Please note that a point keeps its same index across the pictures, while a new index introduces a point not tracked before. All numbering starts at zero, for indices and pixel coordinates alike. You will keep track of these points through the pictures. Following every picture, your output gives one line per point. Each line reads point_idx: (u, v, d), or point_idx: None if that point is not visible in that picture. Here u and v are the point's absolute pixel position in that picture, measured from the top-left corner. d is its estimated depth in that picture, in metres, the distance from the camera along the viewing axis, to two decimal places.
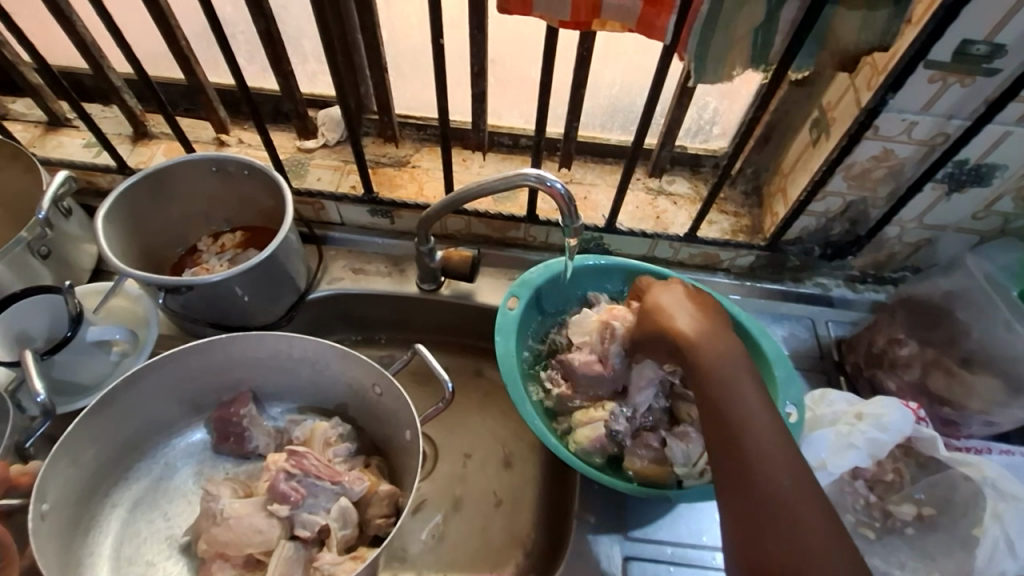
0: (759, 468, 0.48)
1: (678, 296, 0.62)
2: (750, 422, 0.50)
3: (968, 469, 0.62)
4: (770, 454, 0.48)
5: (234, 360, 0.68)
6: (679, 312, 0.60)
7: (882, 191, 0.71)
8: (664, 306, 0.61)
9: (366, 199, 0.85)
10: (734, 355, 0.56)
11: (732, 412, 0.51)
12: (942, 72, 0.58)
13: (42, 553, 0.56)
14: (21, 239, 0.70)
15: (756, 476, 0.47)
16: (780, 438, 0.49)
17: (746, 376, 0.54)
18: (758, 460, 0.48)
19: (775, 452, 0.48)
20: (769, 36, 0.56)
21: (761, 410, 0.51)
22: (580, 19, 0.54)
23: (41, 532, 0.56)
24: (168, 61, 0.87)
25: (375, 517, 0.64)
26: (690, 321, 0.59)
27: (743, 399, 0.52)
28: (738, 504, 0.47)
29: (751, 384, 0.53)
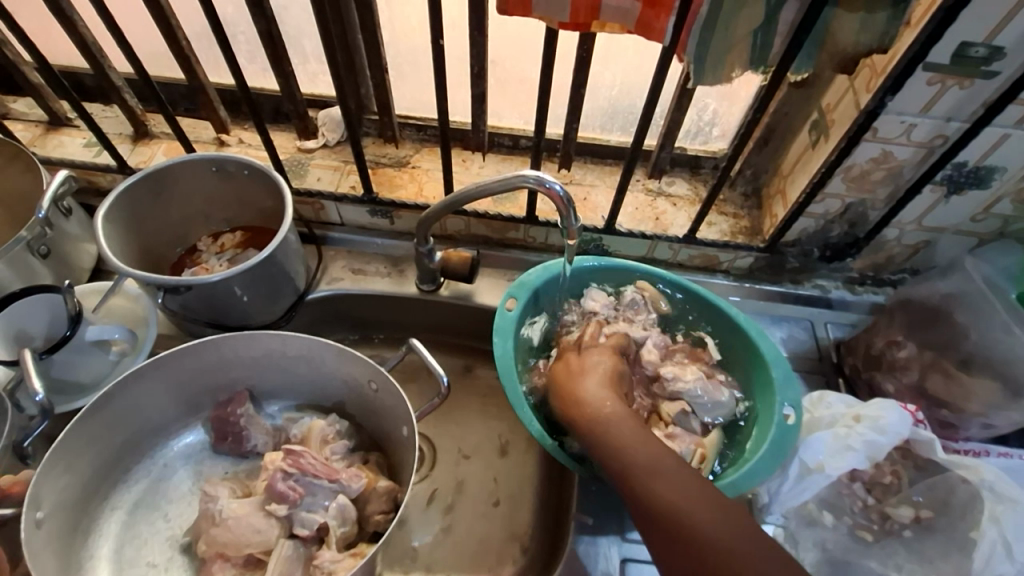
0: (690, 530, 0.48)
1: (578, 371, 0.64)
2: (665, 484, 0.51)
3: (966, 471, 0.61)
4: (694, 510, 0.49)
5: (230, 360, 0.68)
6: (584, 386, 0.62)
7: (881, 193, 0.72)
8: (571, 385, 0.63)
9: (366, 199, 0.85)
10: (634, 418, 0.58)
11: (648, 481, 0.52)
12: (940, 75, 0.58)
13: (39, 558, 0.55)
14: (22, 239, 0.70)
15: (689, 536, 0.47)
16: (697, 490, 0.50)
17: (638, 438, 0.56)
18: (687, 519, 0.48)
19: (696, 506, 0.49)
20: (768, 38, 0.56)
21: (673, 468, 0.52)
22: (579, 20, 0.54)
23: (38, 538, 0.56)
24: (169, 60, 0.87)
25: (374, 512, 0.64)
26: (596, 394, 0.61)
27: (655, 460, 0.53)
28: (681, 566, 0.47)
29: (654, 443, 0.55)
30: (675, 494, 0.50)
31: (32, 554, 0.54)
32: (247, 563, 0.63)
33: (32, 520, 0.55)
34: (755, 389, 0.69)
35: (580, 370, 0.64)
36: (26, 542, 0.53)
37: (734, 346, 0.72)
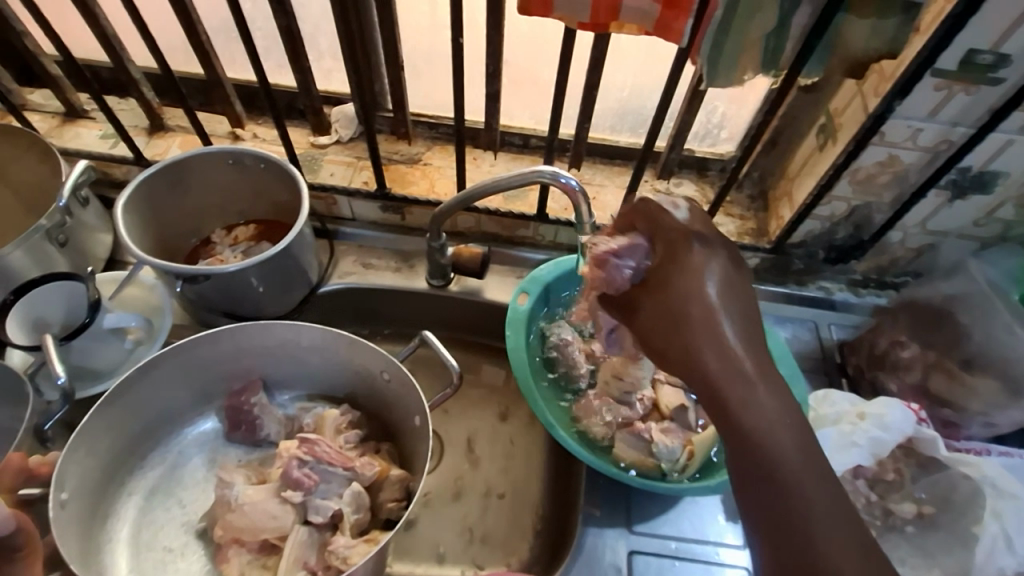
0: (802, 511, 0.39)
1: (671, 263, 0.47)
2: (780, 449, 0.40)
3: (968, 467, 0.63)
4: (812, 493, 0.39)
5: (242, 350, 0.69)
6: (685, 287, 0.45)
7: (887, 196, 0.73)
8: (672, 283, 0.46)
9: (379, 194, 0.87)
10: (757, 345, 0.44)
11: (757, 431, 0.41)
12: (948, 81, 0.60)
13: (63, 540, 0.57)
14: (41, 227, 0.71)
15: (797, 515, 0.39)
16: (814, 467, 0.40)
17: (762, 371, 0.43)
18: (795, 499, 0.39)
19: (813, 492, 0.39)
20: (781, 43, 0.58)
21: (791, 430, 0.41)
22: (598, 20, 0.56)
23: (61, 520, 0.57)
24: (186, 55, 0.88)
25: (387, 500, 0.65)
26: (706, 302, 0.45)
27: (772, 415, 0.41)
28: (770, 524, 0.40)
29: (780, 389, 0.42)
30: (790, 464, 0.40)
31: (57, 534, 0.56)
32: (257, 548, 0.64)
33: (56, 502, 0.56)
34: None
35: (688, 263, 0.46)
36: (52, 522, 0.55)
37: None
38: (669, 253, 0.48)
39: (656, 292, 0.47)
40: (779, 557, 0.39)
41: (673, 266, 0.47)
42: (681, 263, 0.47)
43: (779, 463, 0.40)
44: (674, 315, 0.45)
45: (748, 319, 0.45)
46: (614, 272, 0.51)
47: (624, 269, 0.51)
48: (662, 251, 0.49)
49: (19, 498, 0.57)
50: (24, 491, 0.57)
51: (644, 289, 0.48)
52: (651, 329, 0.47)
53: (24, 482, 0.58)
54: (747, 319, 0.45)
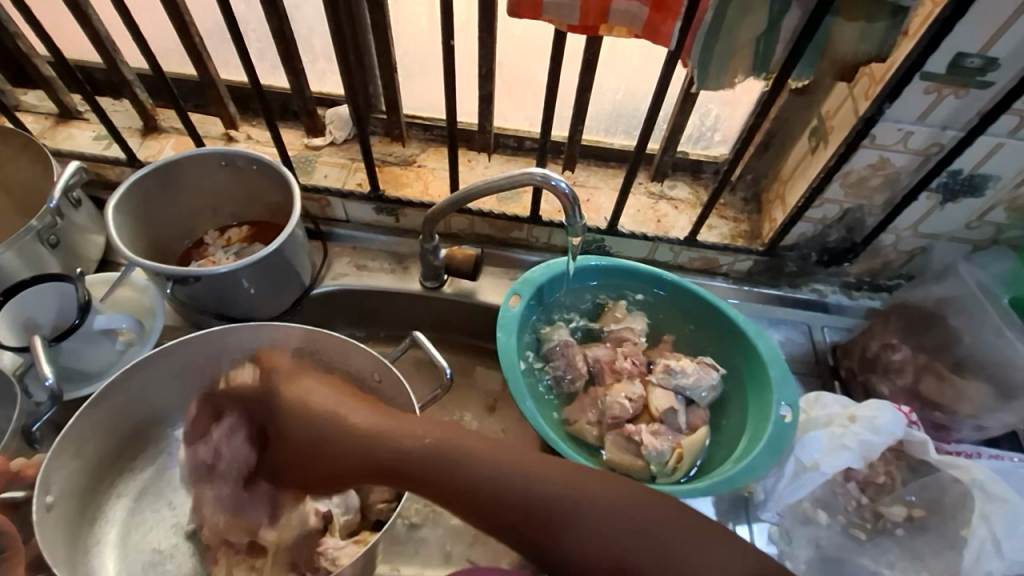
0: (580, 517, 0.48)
1: (337, 396, 0.60)
2: (519, 496, 0.49)
3: (957, 471, 0.63)
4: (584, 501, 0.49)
5: (230, 353, 0.68)
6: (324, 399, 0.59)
7: (878, 199, 0.73)
8: (341, 456, 0.55)
9: (372, 196, 0.87)
10: (437, 420, 0.55)
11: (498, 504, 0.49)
12: (938, 84, 0.60)
13: (48, 544, 0.57)
14: (32, 228, 0.71)
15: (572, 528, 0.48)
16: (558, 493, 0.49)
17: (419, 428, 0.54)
18: (568, 535, 0.48)
19: (576, 495, 0.49)
20: (770, 46, 0.58)
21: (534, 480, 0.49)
22: (588, 24, 0.56)
23: (47, 524, 0.57)
24: (180, 56, 0.88)
25: (377, 501, 0.66)
26: (353, 411, 0.58)
27: (496, 483, 0.50)
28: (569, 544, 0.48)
29: (493, 443, 0.52)
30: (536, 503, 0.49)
31: (42, 538, 0.55)
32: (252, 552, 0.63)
33: (41, 506, 0.56)
34: (753, 389, 0.71)
35: (290, 402, 0.59)
36: (37, 526, 0.55)
37: (732, 347, 0.74)
38: (316, 444, 0.57)
39: (280, 441, 0.60)
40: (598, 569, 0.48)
41: (298, 411, 0.59)
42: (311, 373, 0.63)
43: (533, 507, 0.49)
44: (325, 419, 0.57)
45: (376, 411, 0.57)
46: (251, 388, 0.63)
47: (278, 374, 0.62)
48: (268, 429, 0.61)
49: (5, 500, 0.57)
50: (5, 494, 0.57)
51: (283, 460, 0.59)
52: (386, 462, 0.53)
53: (7, 484, 0.57)
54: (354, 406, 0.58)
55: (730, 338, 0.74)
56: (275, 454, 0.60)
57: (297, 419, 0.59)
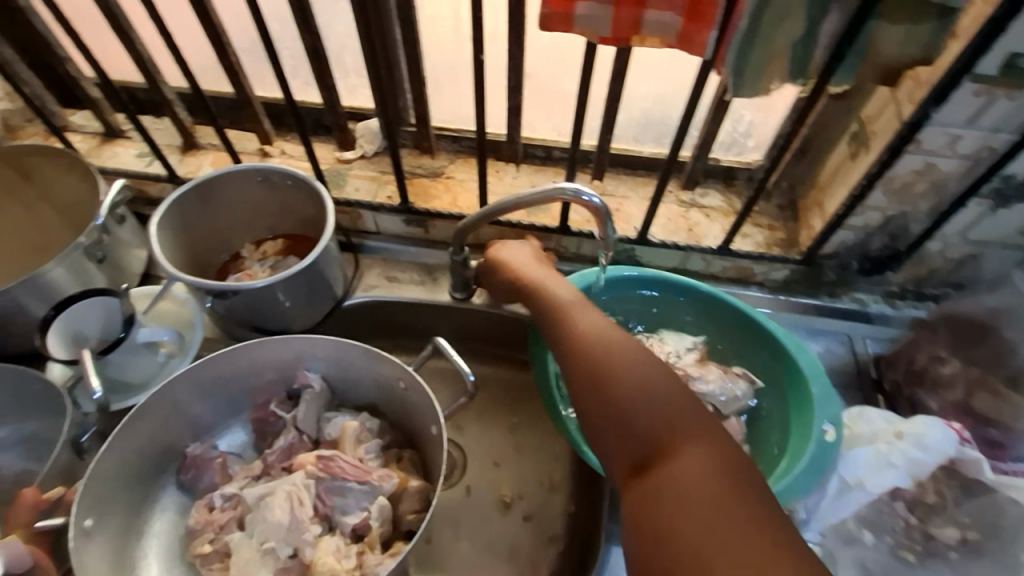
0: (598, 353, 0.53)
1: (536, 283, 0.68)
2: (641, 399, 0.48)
3: (1016, 491, 0.60)
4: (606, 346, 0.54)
5: (260, 365, 0.69)
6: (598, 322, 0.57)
7: (924, 206, 0.70)
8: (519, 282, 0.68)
9: (403, 209, 0.88)
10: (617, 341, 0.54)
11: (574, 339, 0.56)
12: (989, 86, 0.57)
13: (86, 567, 0.56)
14: (81, 244, 0.74)
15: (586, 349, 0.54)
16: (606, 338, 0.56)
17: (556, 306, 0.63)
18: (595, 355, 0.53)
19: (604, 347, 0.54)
20: (808, 50, 0.56)
21: (645, 377, 0.49)
22: (621, 35, 0.55)
23: (87, 547, 0.58)
24: (216, 75, 0.92)
25: (406, 512, 0.65)
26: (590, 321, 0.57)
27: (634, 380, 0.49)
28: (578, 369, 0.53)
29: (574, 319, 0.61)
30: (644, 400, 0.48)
31: (80, 562, 0.55)
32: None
33: (79, 528, 0.57)
34: (792, 403, 0.68)
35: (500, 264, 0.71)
36: (72, 549, 0.55)
37: (772, 359, 0.71)
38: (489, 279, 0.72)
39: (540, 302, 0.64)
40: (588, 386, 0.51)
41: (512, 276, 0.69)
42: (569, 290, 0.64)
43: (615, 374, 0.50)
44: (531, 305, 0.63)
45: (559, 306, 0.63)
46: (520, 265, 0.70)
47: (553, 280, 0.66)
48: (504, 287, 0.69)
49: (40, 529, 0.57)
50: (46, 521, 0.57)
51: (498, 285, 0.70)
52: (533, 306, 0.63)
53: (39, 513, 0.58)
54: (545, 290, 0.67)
55: (768, 350, 0.72)
56: (409, 400, 0.69)
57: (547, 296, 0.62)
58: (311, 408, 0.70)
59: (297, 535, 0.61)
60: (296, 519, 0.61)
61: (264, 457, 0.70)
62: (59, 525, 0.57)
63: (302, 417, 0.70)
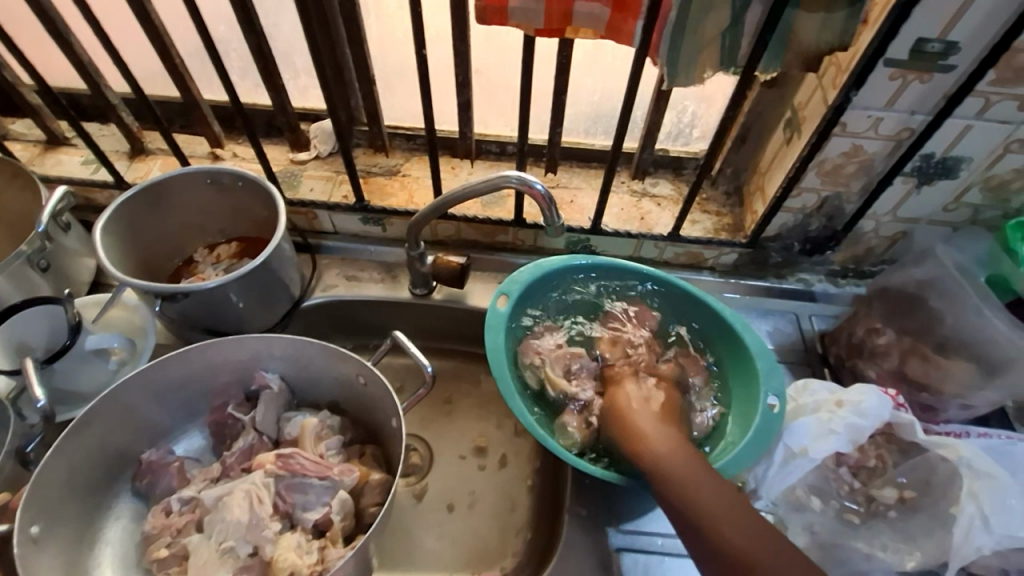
0: (704, 514, 0.52)
1: (647, 409, 0.64)
2: (736, 537, 0.50)
3: (944, 450, 0.63)
4: (715, 501, 0.53)
5: (215, 367, 0.69)
6: (679, 441, 0.60)
7: (855, 186, 0.74)
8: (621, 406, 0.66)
9: (358, 207, 0.88)
10: (710, 474, 0.56)
11: (682, 482, 0.55)
12: (902, 70, 0.61)
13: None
14: (22, 253, 0.72)
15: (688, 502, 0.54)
16: (722, 490, 0.54)
17: (671, 434, 0.61)
18: (706, 511, 0.53)
19: (709, 500, 0.53)
20: (735, 40, 0.59)
21: (730, 509, 0.52)
22: (553, 26, 0.57)
23: (34, 556, 0.56)
24: (163, 79, 0.90)
25: (368, 505, 0.66)
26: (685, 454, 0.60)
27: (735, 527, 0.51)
28: (681, 518, 0.54)
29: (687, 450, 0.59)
30: (738, 536, 0.50)
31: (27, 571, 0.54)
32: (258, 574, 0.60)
33: (26, 536, 0.55)
34: (740, 381, 0.71)
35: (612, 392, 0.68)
36: (18, 557, 0.53)
37: (719, 338, 0.74)
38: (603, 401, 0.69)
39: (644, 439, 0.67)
40: (691, 540, 0.53)
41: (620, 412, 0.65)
42: (654, 405, 0.65)
43: (720, 540, 0.50)
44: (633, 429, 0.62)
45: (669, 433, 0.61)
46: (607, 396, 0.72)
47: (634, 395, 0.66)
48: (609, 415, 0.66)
49: None
50: None
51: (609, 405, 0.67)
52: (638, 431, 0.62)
53: None
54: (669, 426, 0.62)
55: (717, 331, 0.74)
56: (369, 395, 0.69)
57: (632, 424, 0.62)
58: (270, 408, 0.70)
59: (257, 533, 0.61)
60: (256, 517, 0.61)
61: (223, 459, 0.69)
62: (4, 534, 0.56)
63: (260, 417, 0.69)
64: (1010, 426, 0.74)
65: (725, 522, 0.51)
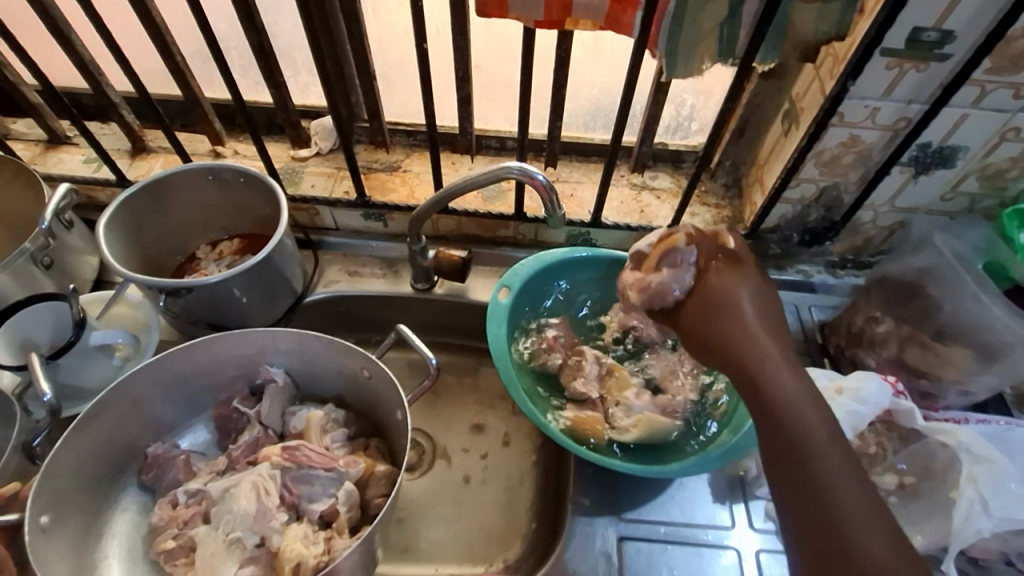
0: (795, 430, 0.48)
1: (744, 294, 0.57)
2: (825, 462, 0.46)
3: (943, 436, 0.64)
4: (812, 423, 0.48)
5: (219, 361, 0.69)
6: (773, 340, 0.54)
7: (853, 176, 0.75)
8: (715, 289, 0.57)
9: (359, 203, 0.88)
10: (813, 395, 0.50)
11: (770, 387, 0.51)
12: (898, 59, 0.61)
13: (44, 566, 0.56)
14: (26, 250, 0.72)
15: (777, 410, 0.49)
16: (816, 407, 0.49)
17: (766, 331, 0.54)
18: (795, 426, 0.48)
19: (799, 416, 0.48)
20: (733, 30, 0.59)
21: (822, 429, 0.48)
22: (553, 18, 0.58)
23: (44, 547, 0.57)
24: (165, 78, 0.91)
25: (374, 496, 0.66)
26: (781, 376, 0.51)
27: (822, 448, 0.47)
28: (765, 424, 0.50)
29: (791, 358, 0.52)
30: (825, 461, 0.46)
31: (38, 561, 0.55)
32: (265, 565, 0.61)
33: (36, 526, 0.56)
34: None
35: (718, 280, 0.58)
36: (29, 547, 0.54)
37: None
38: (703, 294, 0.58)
39: (705, 330, 0.57)
40: (770, 446, 0.49)
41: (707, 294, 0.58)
42: (756, 291, 0.57)
43: (802, 459, 0.47)
44: (719, 318, 0.56)
45: (769, 328, 0.55)
46: (663, 285, 0.60)
47: (734, 286, 0.57)
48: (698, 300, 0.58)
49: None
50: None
51: (702, 291, 0.58)
52: (723, 323, 0.56)
53: None
54: (764, 320, 0.55)
55: None
56: (372, 388, 0.70)
57: (719, 310, 0.56)
58: (274, 402, 0.71)
59: (264, 523, 0.61)
60: (262, 508, 0.62)
61: (228, 453, 0.69)
62: (14, 525, 0.57)
63: (266, 411, 0.70)
64: (1008, 413, 0.74)
65: (814, 443, 0.47)
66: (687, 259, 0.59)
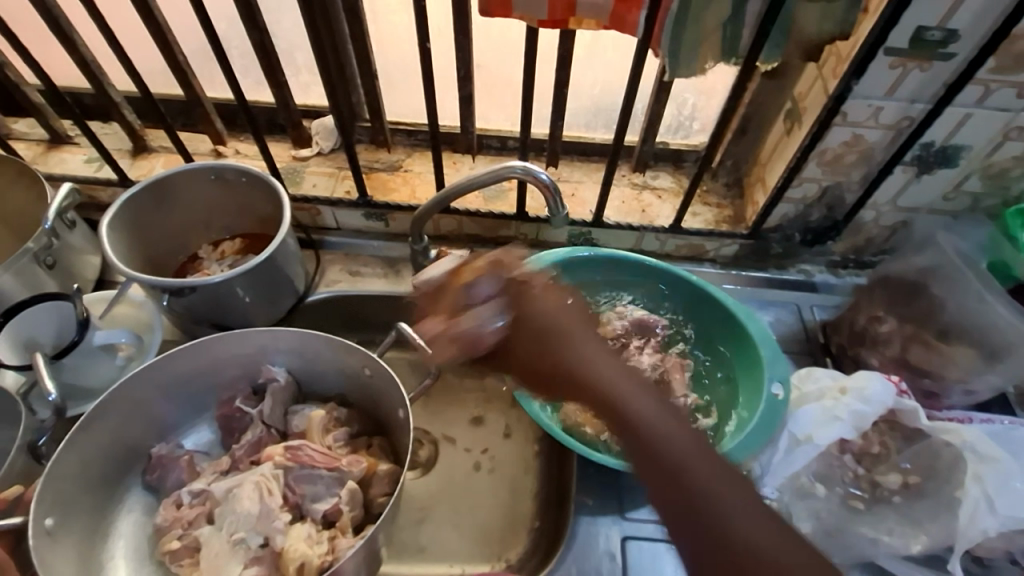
0: (688, 475, 0.44)
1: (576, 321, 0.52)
2: (729, 509, 0.43)
3: (949, 435, 0.64)
4: (700, 465, 0.44)
5: (221, 360, 0.69)
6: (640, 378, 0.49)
7: (856, 175, 0.75)
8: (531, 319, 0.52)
9: (361, 203, 0.88)
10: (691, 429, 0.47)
11: (650, 430, 0.46)
12: (902, 58, 0.61)
13: (49, 567, 0.56)
14: (28, 250, 0.72)
15: (659, 454, 0.45)
16: (700, 446, 0.46)
17: (597, 363, 0.50)
18: (691, 474, 0.44)
19: (691, 458, 0.45)
20: (737, 29, 0.59)
21: (713, 468, 0.45)
22: (556, 17, 0.58)
23: (49, 548, 0.57)
24: (166, 77, 0.91)
25: (377, 495, 0.66)
26: (651, 411, 0.48)
27: (714, 490, 0.43)
28: (649, 470, 0.45)
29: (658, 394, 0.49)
30: (720, 504, 0.43)
31: (43, 562, 0.55)
32: (269, 565, 0.61)
33: (41, 528, 0.56)
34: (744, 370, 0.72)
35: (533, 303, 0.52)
36: (34, 548, 0.54)
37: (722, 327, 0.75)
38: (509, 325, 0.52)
39: (541, 363, 0.51)
40: (660, 497, 0.45)
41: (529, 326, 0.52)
42: (551, 317, 0.53)
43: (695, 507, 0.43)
44: (546, 350, 0.51)
45: (602, 359, 0.50)
46: (471, 325, 0.52)
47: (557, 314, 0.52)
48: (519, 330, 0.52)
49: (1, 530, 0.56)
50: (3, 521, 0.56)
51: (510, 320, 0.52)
52: (566, 360, 0.50)
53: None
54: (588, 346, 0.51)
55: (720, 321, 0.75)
56: (374, 386, 0.69)
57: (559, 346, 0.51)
58: (276, 402, 0.70)
59: (268, 523, 0.61)
60: (266, 508, 0.62)
61: (232, 452, 0.69)
62: (18, 526, 0.56)
63: (268, 411, 0.70)
64: (1010, 412, 0.74)
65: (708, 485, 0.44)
66: (482, 291, 0.53)
